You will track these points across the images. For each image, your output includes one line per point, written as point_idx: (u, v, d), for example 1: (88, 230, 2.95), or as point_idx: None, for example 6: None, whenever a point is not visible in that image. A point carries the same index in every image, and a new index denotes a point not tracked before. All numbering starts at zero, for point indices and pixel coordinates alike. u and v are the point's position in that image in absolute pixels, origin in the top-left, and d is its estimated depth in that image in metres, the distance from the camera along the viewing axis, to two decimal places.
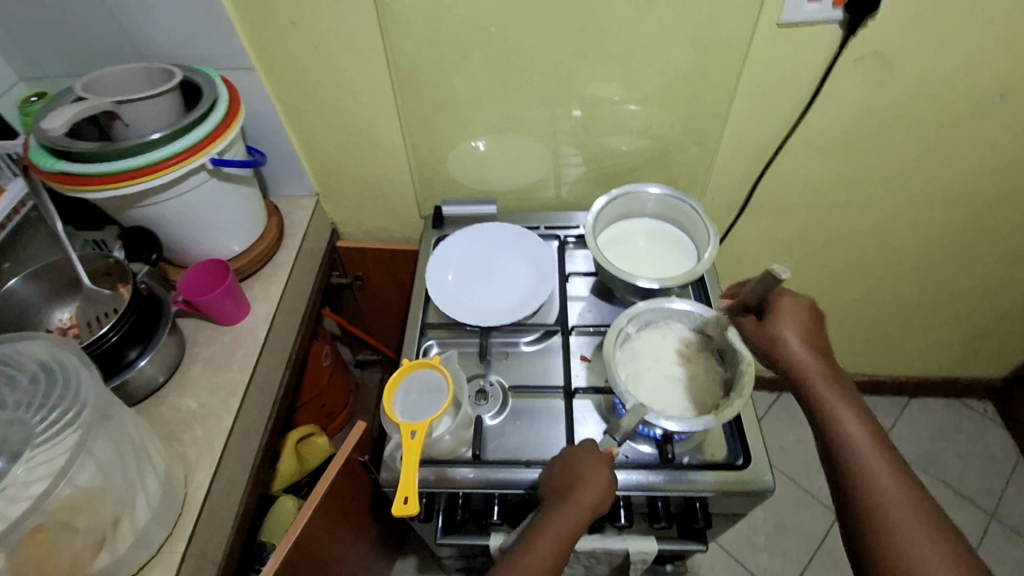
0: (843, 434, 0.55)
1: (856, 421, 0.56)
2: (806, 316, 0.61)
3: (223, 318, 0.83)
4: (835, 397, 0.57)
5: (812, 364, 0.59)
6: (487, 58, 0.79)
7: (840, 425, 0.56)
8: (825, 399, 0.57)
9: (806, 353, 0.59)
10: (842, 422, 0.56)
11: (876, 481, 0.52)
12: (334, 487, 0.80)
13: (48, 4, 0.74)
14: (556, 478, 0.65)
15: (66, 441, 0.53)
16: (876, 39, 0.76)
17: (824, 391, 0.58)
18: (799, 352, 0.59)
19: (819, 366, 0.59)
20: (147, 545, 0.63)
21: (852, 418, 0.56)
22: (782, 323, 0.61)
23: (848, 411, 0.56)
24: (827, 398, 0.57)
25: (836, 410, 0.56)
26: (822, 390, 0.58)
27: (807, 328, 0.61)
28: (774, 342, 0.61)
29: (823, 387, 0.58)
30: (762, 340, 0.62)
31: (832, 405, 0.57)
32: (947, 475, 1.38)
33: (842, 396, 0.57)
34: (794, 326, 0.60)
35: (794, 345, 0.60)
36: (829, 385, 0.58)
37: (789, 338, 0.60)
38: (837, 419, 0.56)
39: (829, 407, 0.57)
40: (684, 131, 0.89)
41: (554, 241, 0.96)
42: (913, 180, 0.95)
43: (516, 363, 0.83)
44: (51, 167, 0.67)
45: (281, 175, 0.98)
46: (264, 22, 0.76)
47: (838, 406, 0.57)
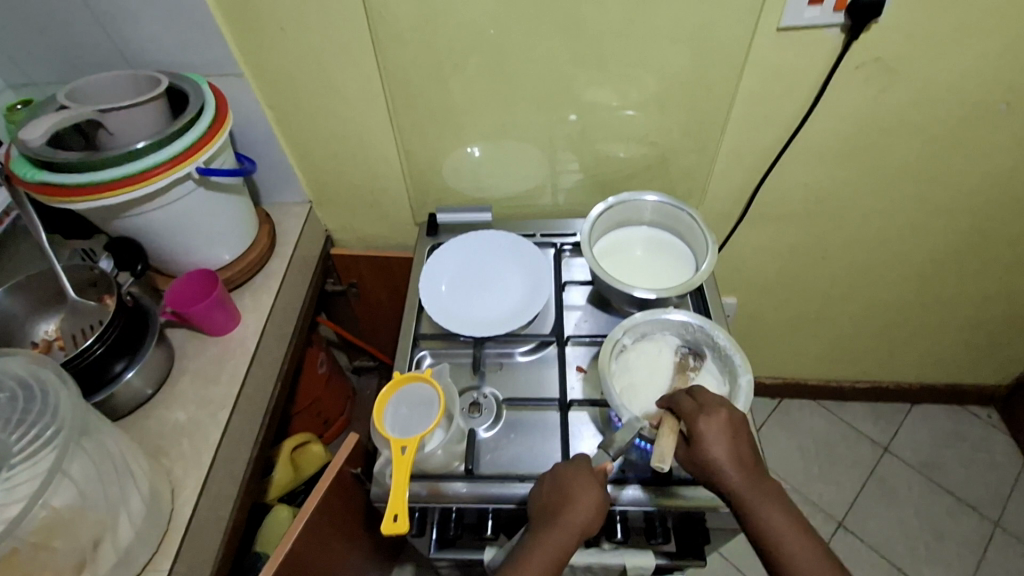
0: (781, 548, 0.58)
1: (790, 531, 0.58)
2: (732, 428, 0.61)
3: (213, 329, 0.82)
4: (770, 512, 0.58)
5: (744, 483, 0.59)
6: (480, 64, 0.77)
7: (778, 539, 0.58)
8: (763, 517, 0.58)
9: (739, 472, 0.59)
10: (780, 538, 0.58)
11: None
12: (325, 500, 0.79)
13: (32, 10, 0.73)
14: (544, 496, 0.63)
15: (42, 462, 0.52)
16: (878, 44, 0.74)
17: (759, 509, 0.58)
18: (732, 474, 0.59)
19: (751, 483, 0.59)
20: (130, 565, 0.62)
21: (784, 526, 0.58)
22: (714, 448, 0.59)
23: (780, 519, 0.58)
24: (763, 515, 0.58)
25: (772, 525, 0.58)
26: (758, 508, 0.58)
27: (734, 442, 0.60)
28: (707, 463, 0.60)
29: (758, 505, 0.58)
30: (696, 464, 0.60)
31: (766, 518, 0.58)
32: (951, 483, 1.36)
33: (775, 507, 0.59)
34: (724, 448, 0.59)
35: (727, 471, 0.59)
36: (762, 500, 0.58)
37: (722, 461, 0.59)
38: (775, 535, 0.58)
39: (768, 524, 0.58)
40: (682, 138, 0.87)
41: (550, 248, 0.94)
42: (917, 186, 0.93)
43: (511, 374, 0.82)
44: (32, 178, 0.65)
45: (273, 182, 0.97)
46: (253, 28, 0.75)
47: (774, 521, 0.58)
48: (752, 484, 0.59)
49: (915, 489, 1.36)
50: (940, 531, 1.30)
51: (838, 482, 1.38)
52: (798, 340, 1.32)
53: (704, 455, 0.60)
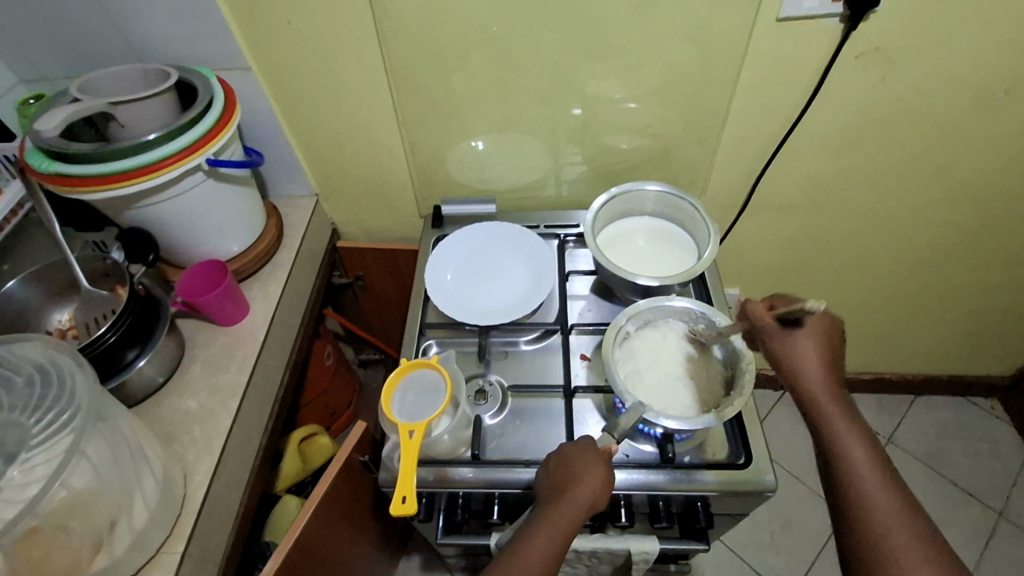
0: (847, 461, 0.54)
1: (863, 446, 0.54)
2: (827, 333, 0.59)
3: (222, 319, 0.83)
4: (843, 420, 0.56)
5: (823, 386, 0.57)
6: (484, 57, 0.78)
7: (845, 449, 0.54)
8: (833, 422, 0.56)
9: (821, 373, 0.58)
10: (848, 449, 0.54)
11: (877, 507, 0.51)
12: (334, 487, 0.80)
13: (45, 6, 0.74)
14: (551, 475, 0.64)
15: (60, 444, 0.54)
16: (878, 34, 0.75)
17: (832, 413, 0.56)
18: (812, 372, 0.58)
19: (828, 389, 0.57)
20: (145, 547, 0.63)
21: (853, 434, 0.55)
22: (803, 340, 0.59)
23: (850, 427, 0.55)
24: (835, 421, 0.56)
25: (841, 432, 0.55)
26: (832, 413, 0.56)
27: (826, 346, 0.59)
28: (789, 353, 0.59)
29: (831, 408, 0.56)
30: (777, 355, 0.60)
31: (834, 423, 0.56)
32: (955, 474, 1.36)
33: (851, 421, 0.56)
34: (813, 344, 0.58)
35: (806, 365, 0.58)
36: (838, 409, 0.56)
37: (807, 355, 0.58)
38: (843, 443, 0.55)
39: (838, 432, 0.55)
40: (684, 129, 0.88)
41: (553, 240, 0.95)
42: (919, 176, 0.94)
43: (516, 362, 0.83)
44: (46, 169, 0.67)
45: (279, 176, 0.98)
46: (260, 22, 0.76)
47: (845, 430, 0.55)
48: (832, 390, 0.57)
49: (919, 479, 1.36)
50: (944, 521, 1.30)
51: None
52: None
53: (790, 347, 0.59)
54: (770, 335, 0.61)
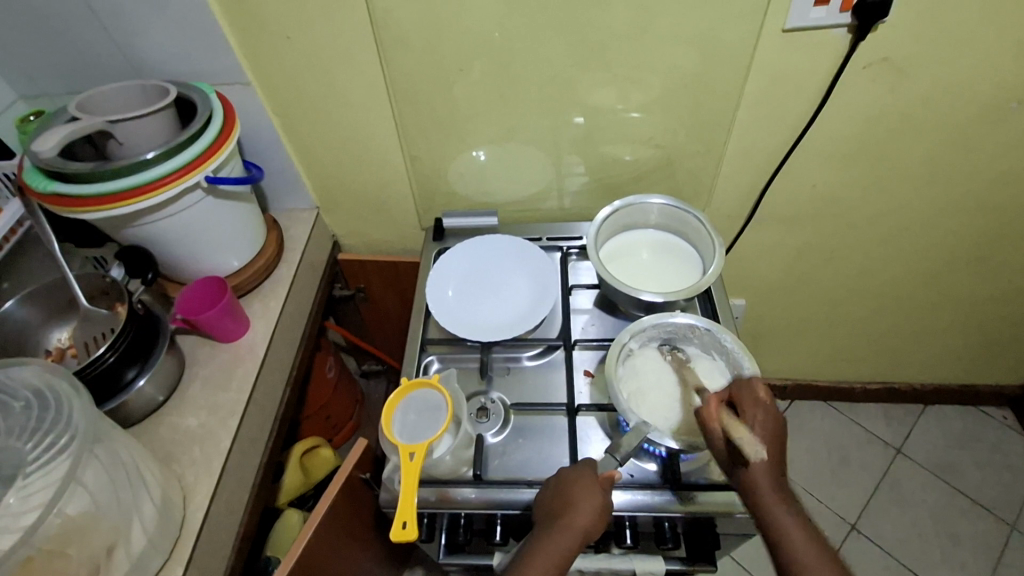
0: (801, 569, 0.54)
1: (807, 541, 0.55)
2: (770, 440, 0.59)
3: (222, 336, 0.83)
4: (792, 527, 0.56)
5: (773, 495, 0.57)
6: (485, 68, 0.77)
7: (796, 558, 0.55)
8: (785, 531, 0.56)
9: (765, 471, 0.57)
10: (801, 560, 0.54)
11: None
12: (335, 506, 0.79)
13: (43, 23, 0.74)
14: (548, 500, 0.63)
15: (57, 470, 0.53)
16: (885, 44, 0.74)
17: (783, 522, 0.56)
18: (763, 484, 0.57)
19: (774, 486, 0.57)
20: (143, 571, 0.62)
21: (797, 529, 0.55)
22: (750, 456, 0.58)
23: (794, 523, 0.56)
24: (785, 529, 0.56)
25: (791, 540, 0.55)
26: (781, 521, 0.56)
27: (773, 452, 0.58)
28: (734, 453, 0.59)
29: (783, 517, 0.56)
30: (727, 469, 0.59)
31: (779, 521, 0.56)
32: (965, 485, 1.34)
33: (799, 524, 0.56)
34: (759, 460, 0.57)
35: (752, 466, 0.57)
36: (787, 515, 0.56)
37: (755, 466, 0.57)
38: (796, 554, 0.55)
39: (790, 543, 0.55)
40: (687, 140, 0.87)
41: (556, 252, 0.94)
42: (929, 186, 0.92)
43: (518, 378, 0.82)
44: (45, 189, 0.66)
45: (280, 189, 0.97)
46: (259, 37, 0.75)
47: (798, 539, 0.55)
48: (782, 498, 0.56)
49: (929, 491, 1.34)
50: (954, 534, 1.28)
51: (850, 485, 1.36)
52: (807, 341, 1.31)
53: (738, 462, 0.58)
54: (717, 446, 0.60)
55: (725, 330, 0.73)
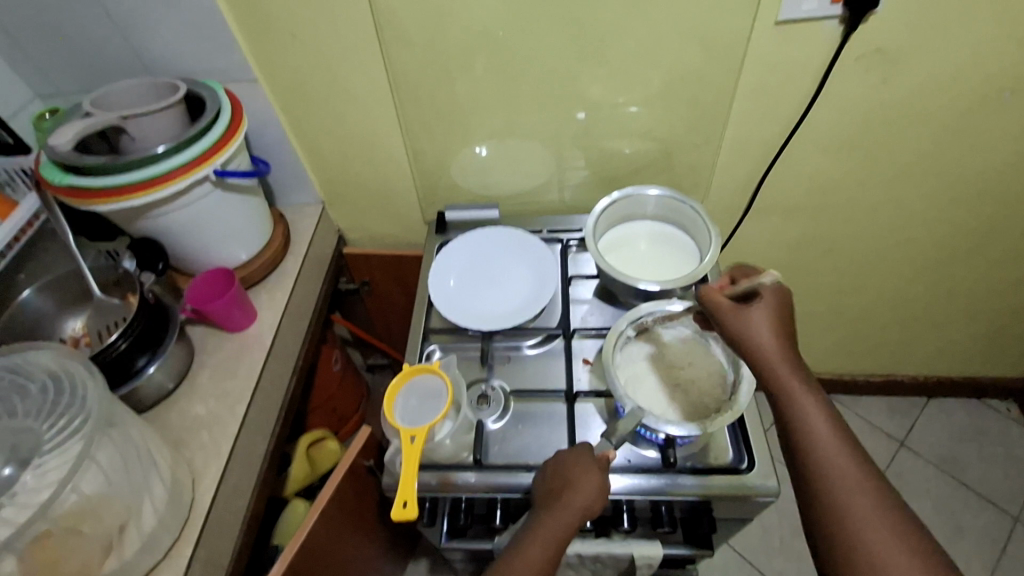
0: (813, 445, 0.53)
1: (823, 418, 0.54)
2: (779, 304, 0.58)
3: (230, 326, 0.85)
4: (807, 400, 0.54)
5: (784, 361, 0.55)
6: (484, 64, 0.79)
7: (809, 426, 0.53)
8: (801, 406, 0.54)
9: (777, 347, 0.56)
10: (816, 436, 0.53)
11: (839, 482, 0.51)
12: (339, 491, 0.81)
13: (59, 23, 0.77)
14: (547, 481, 0.65)
15: (71, 450, 0.55)
16: (878, 35, 0.75)
17: (798, 395, 0.54)
18: (774, 350, 0.56)
19: (789, 362, 0.55)
20: (154, 549, 0.64)
21: (812, 405, 0.54)
22: (760, 316, 0.57)
23: (810, 399, 0.54)
24: (797, 395, 0.54)
25: (806, 412, 0.54)
26: (797, 395, 0.54)
27: (781, 319, 0.57)
28: (745, 333, 0.57)
29: (796, 385, 0.54)
30: (733, 333, 0.57)
31: (795, 397, 0.54)
32: (970, 478, 1.34)
33: (813, 394, 0.54)
34: (768, 320, 0.56)
35: (763, 339, 0.56)
36: (800, 385, 0.55)
37: (766, 344, 0.56)
38: (811, 427, 0.53)
39: (805, 420, 0.54)
40: (685, 133, 0.88)
41: (556, 244, 0.96)
42: (927, 176, 0.93)
43: (518, 367, 0.83)
44: (60, 181, 0.69)
45: (286, 184, 1.00)
46: (264, 34, 0.78)
47: (814, 416, 0.53)
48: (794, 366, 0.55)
49: (932, 484, 1.34)
50: (958, 527, 1.28)
51: None
52: (809, 335, 1.32)
53: (746, 325, 0.57)
54: (726, 316, 0.58)
55: None
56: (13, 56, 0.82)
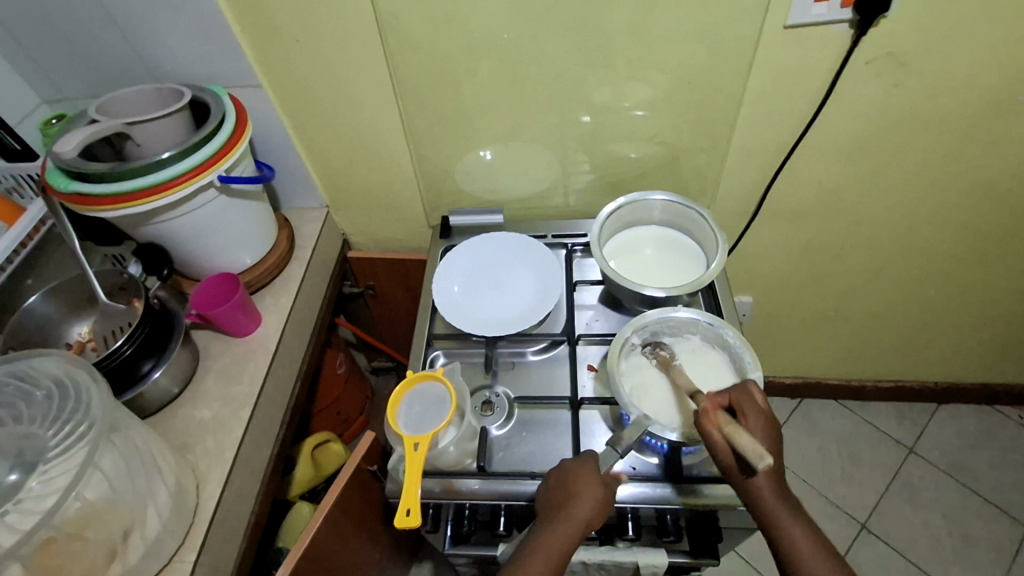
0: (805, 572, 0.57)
1: (810, 543, 0.57)
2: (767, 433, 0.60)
3: (235, 330, 0.85)
4: (795, 528, 0.58)
5: (777, 503, 0.58)
6: (490, 68, 0.78)
7: (798, 555, 0.57)
8: (790, 535, 0.57)
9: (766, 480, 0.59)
10: (808, 564, 0.57)
11: None
12: (343, 497, 0.81)
13: (66, 30, 0.77)
14: (550, 491, 0.64)
15: (75, 456, 0.55)
16: (889, 38, 0.74)
17: (787, 524, 0.58)
18: (766, 491, 0.59)
19: (776, 491, 0.59)
20: (158, 554, 0.64)
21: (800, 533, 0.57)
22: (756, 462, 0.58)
23: (797, 527, 0.58)
24: (789, 530, 0.58)
25: (797, 549, 0.57)
26: (786, 525, 0.58)
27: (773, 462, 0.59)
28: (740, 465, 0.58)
29: (790, 526, 0.58)
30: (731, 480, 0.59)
31: (785, 528, 0.58)
32: (980, 485, 1.32)
33: (804, 528, 0.58)
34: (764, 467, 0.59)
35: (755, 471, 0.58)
36: (788, 514, 0.58)
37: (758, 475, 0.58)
38: (800, 554, 0.57)
39: (795, 548, 0.57)
40: (692, 138, 0.87)
41: (561, 249, 0.95)
42: (938, 180, 0.92)
43: (523, 373, 0.83)
44: (65, 188, 0.69)
45: (291, 188, 1.00)
46: (269, 39, 0.77)
47: (802, 543, 0.57)
48: (785, 506, 0.58)
49: (942, 490, 1.33)
50: (968, 534, 1.27)
51: (861, 485, 1.35)
52: (817, 339, 1.30)
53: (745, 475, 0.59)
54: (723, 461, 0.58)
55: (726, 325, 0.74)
56: (20, 62, 0.83)
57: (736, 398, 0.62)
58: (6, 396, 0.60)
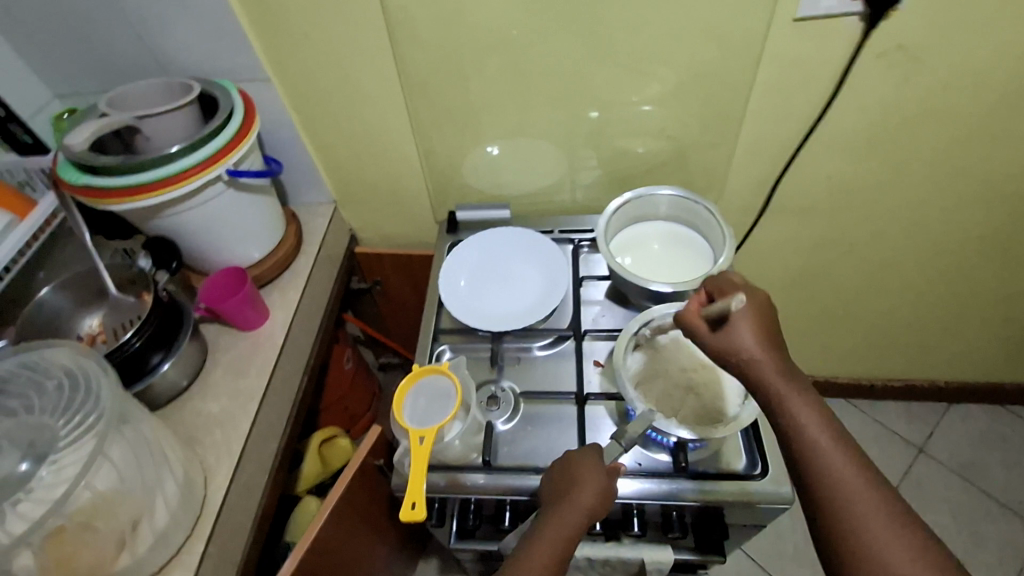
0: (812, 452, 0.52)
1: (818, 420, 0.53)
2: (759, 311, 0.57)
3: (243, 324, 0.86)
4: (798, 403, 0.53)
5: (777, 376, 0.54)
6: (499, 61, 0.78)
7: (804, 432, 0.53)
8: (791, 409, 0.53)
9: (765, 352, 0.55)
10: (816, 444, 0.52)
11: (841, 484, 0.50)
12: (349, 490, 0.81)
13: (76, 24, 0.78)
14: (555, 481, 0.64)
15: (85, 447, 0.56)
16: (901, 31, 0.73)
17: (787, 398, 0.54)
18: (761, 358, 0.55)
19: (778, 365, 0.55)
20: (166, 545, 0.65)
21: (805, 408, 0.53)
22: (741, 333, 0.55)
23: (802, 404, 0.53)
24: (792, 405, 0.53)
25: (804, 425, 0.53)
26: (786, 398, 0.54)
27: (765, 332, 0.56)
28: (730, 340, 0.56)
29: (791, 393, 0.54)
30: (718, 352, 0.56)
31: (787, 401, 0.54)
32: (992, 486, 1.31)
33: (809, 403, 0.53)
34: (754, 334, 0.55)
35: (748, 342, 0.55)
36: (791, 389, 0.54)
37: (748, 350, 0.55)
38: (805, 431, 0.53)
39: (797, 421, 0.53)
40: (700, 132, 0.86)
41: (568, 245, 0.95)
42: (950, 176, 0.90)
43: (528, 368, 0.83)
44: (76, 181, 0.70)
45: (300, 183, 1.00)
46: (278, 35, 0.78)
47: (807, 419, 0.53)
48: (784, 373, 0.54)
49: (953, 492, 1.31)
50: (979, 535, 1.25)
51: None
52: (826, 337, 1.29)
53: (732, 339, 0.56)
54: (709, 340, 0.57)
55: None
56: (33, 57, 0.83)
57: (714, 285, 0.61)
58: (19, 387, 0.61)
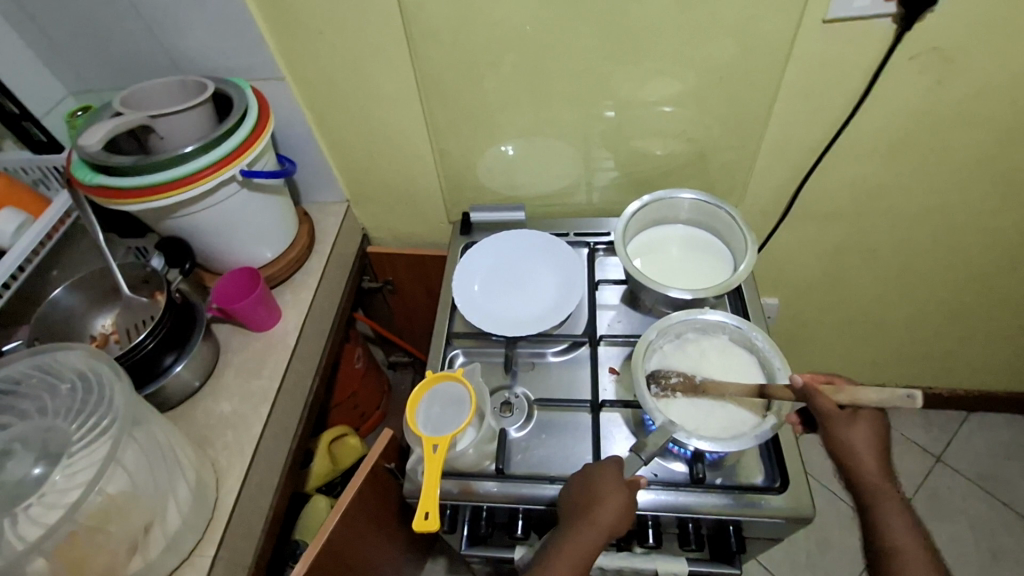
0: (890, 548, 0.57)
1: (904, 527, 0.57)
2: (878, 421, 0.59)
3: (255, 324, 0.85)
4: (890, 509, 0.57)
5: (876, 478, 0.58)
6: (518, 60, 0.76)
7: (885, 533, 0.57)
8: (883, 513, 0.57)
9: (875, 459, 0.58)
10: (895, 544, 0.57)
11: None
12: (360, 494, 0.81)
13: (90, 20, 0.77)
14: (573, 494, 0.63)
15: (98, 451, 0.56)
16: (936, 33, 0.70)
17: (883, 502, 0.58)
18: (866, 459, 0.58)
19: (882, 473, 0.58)
20: (178, 549, 0.65)
21: (895, 515, 0.57)
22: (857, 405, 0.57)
23: (893, 510, 0.57)
24: (884, 505, 0.57)
25: (890, 528, 0.57)
26: (882, 502, 0.57)
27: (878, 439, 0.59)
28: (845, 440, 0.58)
29: (886, 502, 0.57)
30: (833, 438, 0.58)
31: (881, 504, 0.58)
32: (1011, 497, 1.28)
33: (900, 513, 0.57)
34: (869, 440, 0.58)
35: (859, 442, 0.58)
36: (888, 496, 0.58)
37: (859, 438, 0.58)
38: (888, 531, 0.57)
39: (884, 519, 0.57)
40: (722, 135, 0.84)
41: (583, 248, 0.94)
42: (979, 182, 0.88)
43: (543, 373, 0.82)
44: (90, 181, 0.69)
45: (313, 182, 1.00)
46: (293, 32, 0.77)
47: (892, 520, 0.57)
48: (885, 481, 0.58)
49: (970, 501, 1.29)
50: (997, 547, 1.23)
51: None
52: (843, 343, 1.27)
53: (851, 433, 0.58)
54: (827, 422, 0.59)
55: (755, 328, 0.72)
56: (47, 53, 0.83)
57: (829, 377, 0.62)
58: (32, 388, 0.61)
